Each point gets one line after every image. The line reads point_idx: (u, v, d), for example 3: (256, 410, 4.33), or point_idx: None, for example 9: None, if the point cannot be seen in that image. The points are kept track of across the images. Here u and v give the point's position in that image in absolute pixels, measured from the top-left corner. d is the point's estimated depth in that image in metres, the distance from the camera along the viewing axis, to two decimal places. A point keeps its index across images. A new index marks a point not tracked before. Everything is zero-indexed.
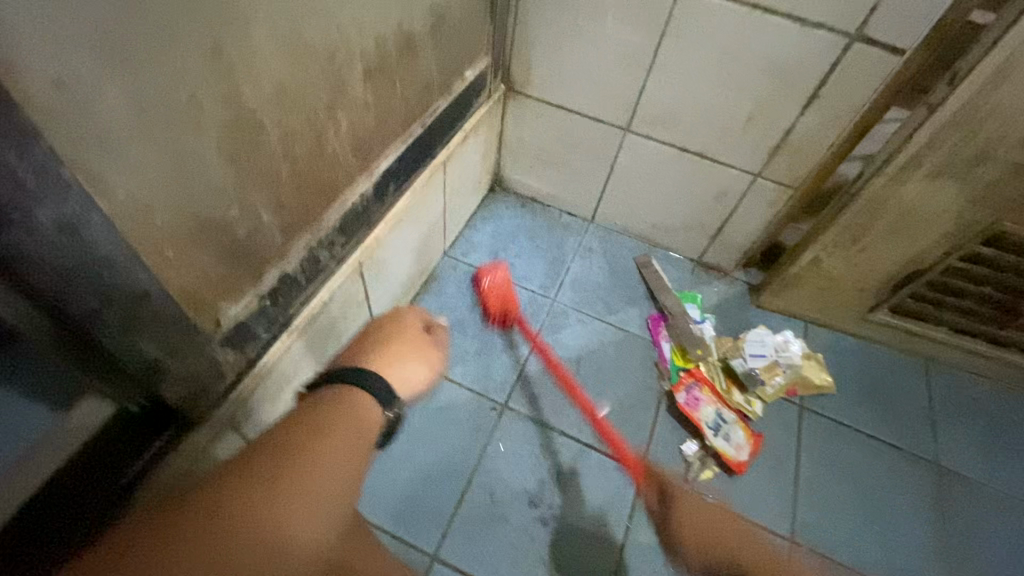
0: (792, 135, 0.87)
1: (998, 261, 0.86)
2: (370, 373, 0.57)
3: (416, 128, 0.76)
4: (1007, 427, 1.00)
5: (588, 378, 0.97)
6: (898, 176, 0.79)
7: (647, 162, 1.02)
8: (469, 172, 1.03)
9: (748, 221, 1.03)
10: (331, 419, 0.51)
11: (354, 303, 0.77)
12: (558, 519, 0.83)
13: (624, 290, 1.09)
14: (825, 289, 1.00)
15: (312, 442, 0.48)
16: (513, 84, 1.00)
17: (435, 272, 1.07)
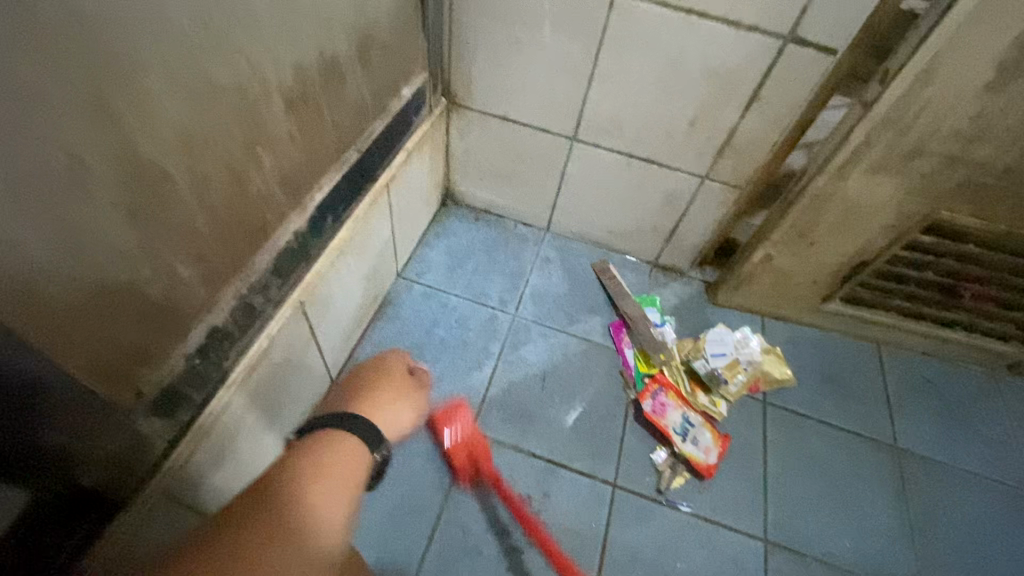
0: (736, 137, 0.87)
1: (937, 248, 0.89)
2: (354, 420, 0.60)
3: (351, 154, 0.72)
4: (956, 402, 1.04)
5: (555, 393, 0.95)
6: (840, 173, 0.80)
7: (596, 169, 1.01)
8: (416, 190, 1.00)
9: (700, 221, 1.03)
10: (330, 464, 0.53)
11: (300, 344, 0.72)
12: (533, 546, 0.81)
13: (585, 298, 1.08)
14: (778, 284, 1.02)
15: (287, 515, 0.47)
16: (455, 98, 0.97)
17: (388, 296, 1.03)
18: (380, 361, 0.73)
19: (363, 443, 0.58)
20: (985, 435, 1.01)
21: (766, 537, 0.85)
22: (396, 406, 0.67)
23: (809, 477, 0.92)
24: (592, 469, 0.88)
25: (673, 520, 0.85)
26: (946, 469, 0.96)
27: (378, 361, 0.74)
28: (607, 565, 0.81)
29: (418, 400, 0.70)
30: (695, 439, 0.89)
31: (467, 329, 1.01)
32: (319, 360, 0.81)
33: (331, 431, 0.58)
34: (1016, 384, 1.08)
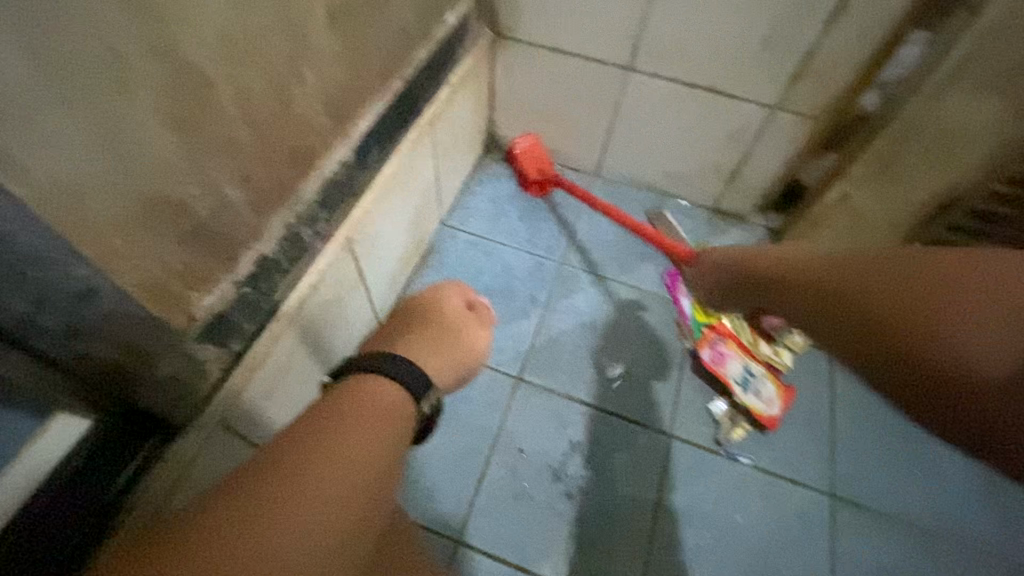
0: (814, 59, 0.78)
1: None
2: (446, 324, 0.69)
3: (395, 82, 0.69)
4: None
5: (606, 342, 0.91)
6: (937, 94, 0.71)
7: (651, 104, 0.93)
8: (460, 132, 0.95)
9: (765, 159, 0.95)
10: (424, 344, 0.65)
11: (348, 283, 0.71)
12: (582, 493, 0.78)
13: (637, 246, 1.03)
14: (854, 228, 0.93)
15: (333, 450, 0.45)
16: (500, 28, 0.91)
17: (434, 243, 1.00)
18: (435, 295, 0.72)
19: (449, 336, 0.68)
20: None
21: (832, 493, 0.80)
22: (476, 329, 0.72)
23: (880, 434, 0.85)
24: (644, 417, 0.85)
25: (732, 472, 0.81)
26: None
27: (432, 297, 0.72)
28: (659, 514, 0.78)
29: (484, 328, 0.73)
30: (757, 390, 0.83)
31: (515, 277, 0.98)
32: (366, 302, 0.80)
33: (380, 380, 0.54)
34: None
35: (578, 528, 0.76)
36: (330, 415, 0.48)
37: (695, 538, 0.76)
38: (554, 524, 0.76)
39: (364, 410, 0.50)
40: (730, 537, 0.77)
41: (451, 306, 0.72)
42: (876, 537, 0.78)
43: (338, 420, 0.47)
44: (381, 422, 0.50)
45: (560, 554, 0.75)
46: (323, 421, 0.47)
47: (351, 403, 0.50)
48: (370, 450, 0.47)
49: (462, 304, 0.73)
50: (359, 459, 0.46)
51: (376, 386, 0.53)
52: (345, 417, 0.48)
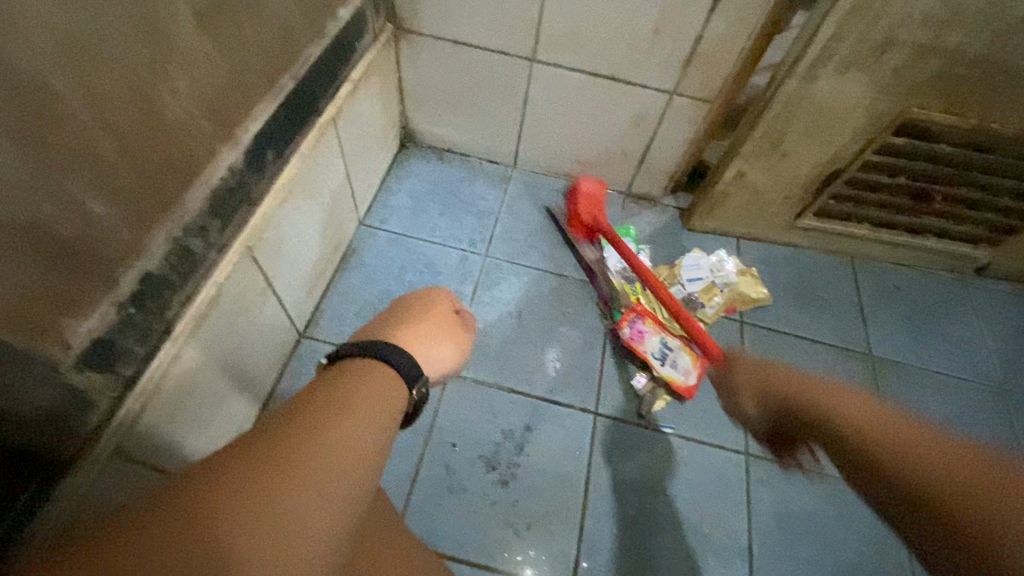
0: (701, 45, 0.82)
1: (911, 150, 0.86)
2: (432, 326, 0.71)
3: (286, 82, 0.66)
4: (927, 309, 1.06)
5: (532, 330, 0.93)
6: (809, 75, 0.76)
7: (558, 93, 0.95)
8: (370, 129, 0.94)
9: (669, 142, 0.99)
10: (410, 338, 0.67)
11: (254, 293, 0.68)
12: (516, 479, 0.79)
13: (557, 233, 1.05)
14: (752, 203, 0.99)
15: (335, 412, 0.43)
16: (400, 21, 0.90)
17: (352, 245, 0.98)
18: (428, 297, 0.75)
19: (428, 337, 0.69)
20: (955, 338, 1.03)
21: (746, 450, 0.85)
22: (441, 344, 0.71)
23: None
24: (570, 399, 0.87)
25: (655, 441, 0.84)
26: (916, 373, 0.98)
27: (425, 297, 0.76)
28: (591, 491, 0.79)
29: (452, 341, 0.73)
30: (674, 362, 0.87)
31: (438, 273, 0.97)
32: (279, 311, 0.77)
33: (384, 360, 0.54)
34: (982, 287, 1.10)
35: (514, 513, 0.77)
36: (325, 399, 0.44)
37: (626, 509, 0.79)
38: (490, 512, 0.76)
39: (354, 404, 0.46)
40: (659, 505, 0.79)
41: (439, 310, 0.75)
42: (788, 487, 0.83)
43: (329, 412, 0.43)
44: (371, 420, 0.45)
45: (498, 540, 0.75)
46: (320, 402, 0.44)
47: (342, 386, 0.47)
48: (358, 444, 0.42)
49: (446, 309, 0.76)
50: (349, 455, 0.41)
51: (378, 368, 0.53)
52: (331, 411, 0.43)
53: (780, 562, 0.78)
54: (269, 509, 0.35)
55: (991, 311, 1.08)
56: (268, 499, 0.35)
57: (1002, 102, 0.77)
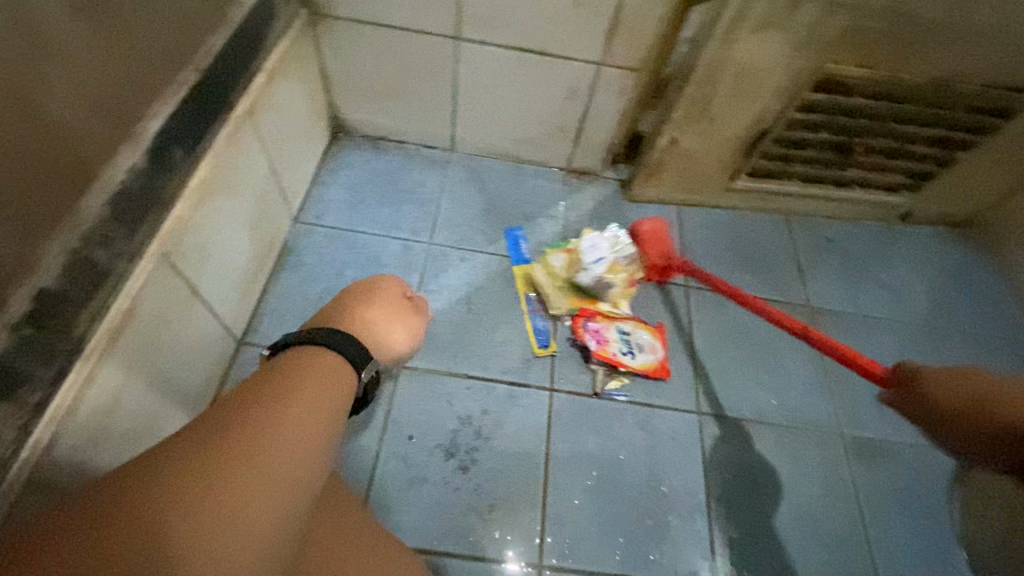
0: (623, 13, 0.82)
1: (830, 105, 0.88)
2: (382, 309, 0.70)
3: (186, 73, 0.62)
4: (858, 258, 1.11)
5: (483, 314, 0.92)
6: (728, 36, 0.77)
7: (488, 72, 0.94)
8: (294, 121, 0.89)
9: (602, 114, 0.99)
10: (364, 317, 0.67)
11: (176, 302, 0.64)
12: (476, 464, 0.78)
13: (501, 215, 1.04)
14: (688, 169, 1.01)
15: (273, 396, 0.41)
16: (314, 5, 0.85)
17: (288, 244, 0.94)
18: (379, 285, 0.72)
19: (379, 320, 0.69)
20: (886, 283, 1.09)
21: (699, 410, 0.88)
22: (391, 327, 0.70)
23: (735, 350, 0.95)
24: (525, 378, 0.86)
25: (611, 411, 0.85)
26: (852, 319, 1.03)
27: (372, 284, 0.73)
28: (552, 467, 0.80)
29: (409, 325, 0.72)
30: (640, 346, 0.90)
31: (382, 265, 0.94)
32: (211, 319, 0.73)
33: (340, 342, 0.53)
34: (907, 232, 1.16)
35: (479, 498, 0.76)
36: (265, 387, 0.42)
37: (588, 480, 0.79)
38: (454, 500, 0.76)
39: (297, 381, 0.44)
40: (620, 472, 0.81)
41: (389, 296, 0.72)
42: (743, 440, 0.86)
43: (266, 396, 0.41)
44: (316, 401, 0.43)
45: (464, 526, 0.74)
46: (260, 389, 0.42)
47: (284, 373, 0.45)
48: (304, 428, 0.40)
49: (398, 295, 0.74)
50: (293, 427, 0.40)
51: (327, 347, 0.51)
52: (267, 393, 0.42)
53: (740, 513, 0.81)
54: (215, 501, 0.33)
55: (916, 254, 1.14)
56: (210, 483, 0.33)
57: (907, 52, 0.80)
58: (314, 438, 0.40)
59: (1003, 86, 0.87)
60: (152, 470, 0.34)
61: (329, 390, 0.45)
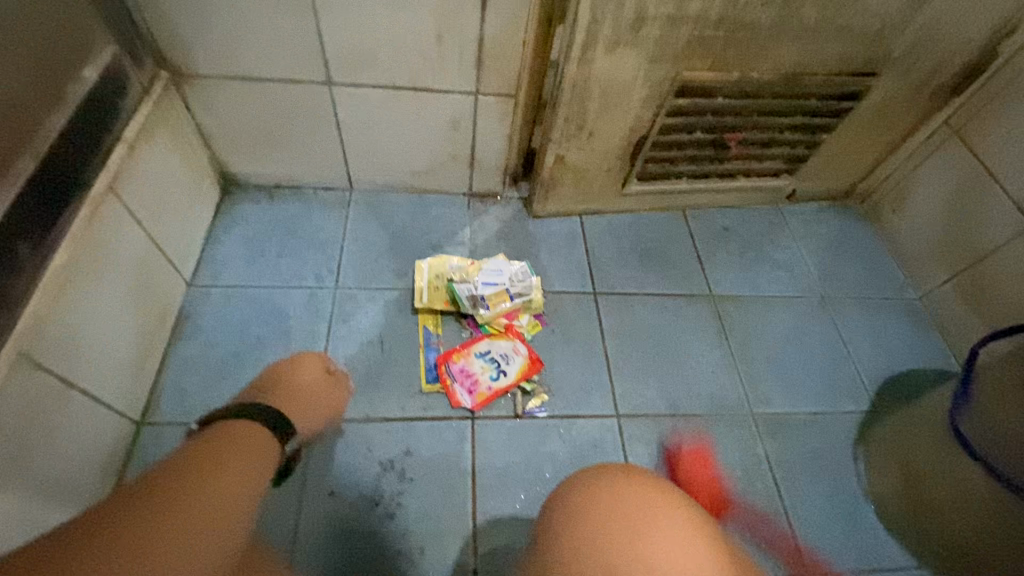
0: (486, 44, 0.84)
1: (696, 108, 0.94)
2: (307, 390, 0.71)
3: (26, 162, 0.61)
4: (753, 242, 1.18)
5: (397, 352, 0.91)
6: (585, 58, 0.81)
7: (368, 112, 0.94)
8: (172, 184, 0.86)
9: (490, 139, 1.01)
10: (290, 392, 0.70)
11: (48, 400, 0.61)
12: (402, 507, 0.78)
13: (407, 249, 1.04)
14: (580, 181, 1.04)
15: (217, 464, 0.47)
16: (175, 66, 0.83)
17: (184, 310, 0.91)
18: (299, 364, 0.73)
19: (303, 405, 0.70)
20: (780, 261, 1.16)
21: (617, 413, 0.91)
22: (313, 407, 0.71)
23: (646, 350, 0.99)
24: (445, 411, 0.86)
25: (533, 430, 0.87)
26: (754, 301, 1.09)
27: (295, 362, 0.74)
28: (478, 496, 0.80)
29: (329, 402, 0.73)
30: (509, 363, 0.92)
31: (287, 318, 0.92)
32: (98, 406, 0.70)
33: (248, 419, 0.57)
34: (795, 211, 1.25)
35: (408, 541, 0.76)
36: (209, 453, 0.48)
37: (516, 502, 0.80)
38: (382, 548, 0.75)
39: (244, 451, 0.51)
40: (546, 489, 0.82)
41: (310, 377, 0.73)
42: (660, 435, 0.90)
43: (215, 456, 0.48)
44: (250, 471, 0.49)
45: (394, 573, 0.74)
46: (206, 456, 0.47)
47: (225, 443, 0.51)
48: (242, 492, 0.46)
49: (322, 373, 0.74)
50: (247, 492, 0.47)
51: (239, 425, 0.55)
52: (226, 460, 0.48)
53: None
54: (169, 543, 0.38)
55: (805, 230, 1.22)
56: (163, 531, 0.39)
57: (752, 53, 0.86)
58: (247, 497, 0.46)
59: (848, 72, 0.94)
60: (112, 516, 0.38)
61: (260, 465, 0.51)
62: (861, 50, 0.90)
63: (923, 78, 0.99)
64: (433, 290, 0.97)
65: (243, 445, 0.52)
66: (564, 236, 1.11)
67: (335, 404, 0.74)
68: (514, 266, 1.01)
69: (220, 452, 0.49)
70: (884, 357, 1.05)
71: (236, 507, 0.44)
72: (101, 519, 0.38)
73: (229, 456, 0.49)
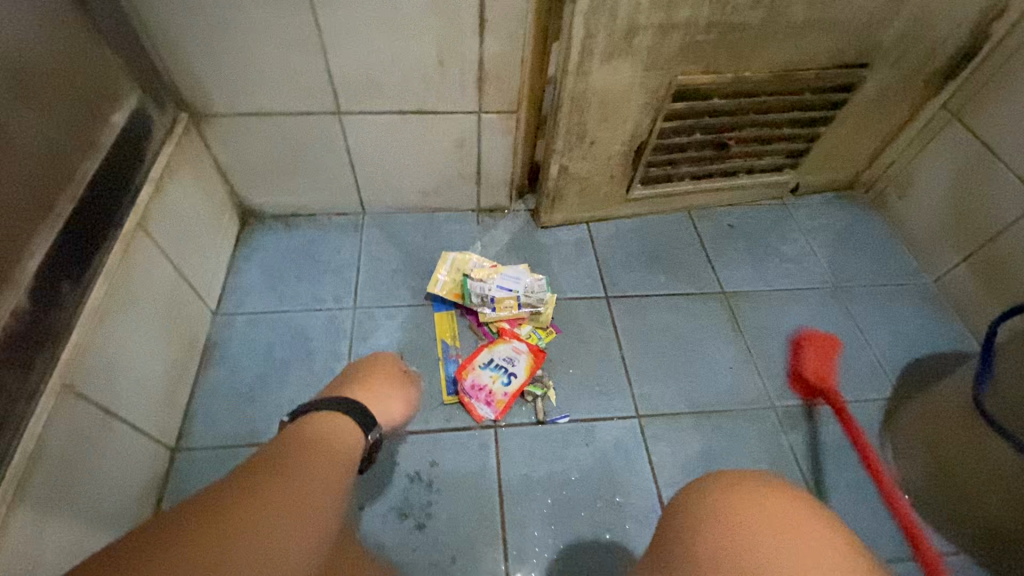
0: (486, 64, 0.88)
1: (693, 111, 0.96)
2: (384, 388, 0.72)
3: (62, 206, 0.65)
4: (760, 237, 1.19)
5: (418, 367, 0.93)
6: (581, 71, 0.84)
7: (377, 137, 0.97)
8: (196, 219, 0.90)
9: (495, 155, 1.04)
10: (371, 386, 0.71)
11: (92, 428, 0.64)
12: (432, 517, 0.79)
13: (421, 266, 1.07)
14: (585, 189, 1.07)
15: (306, 457, 0.49)
16: (194, 107, 0.88)
17: (211, 338, 0.94)
18: (374, 361, 0.76)
19: (377, 401, 0.71)
20: (788, 255, 1.16)
21: (637, 413, 0.92)
22: (388, 399, 0.72)
23: (661, 349, 1.00)
24: (468, 421, 0.88)
25: (556, 435, 0.88)
26: (766, 295, 1.10)
27: (371, 362, 0.77)
28: (506, 503, 0.81)
29: (405, 396, 0.75)
30: (513, 372, 0.91)
31: (309, 340, 0.95)
32: (137, 433, 0.73)
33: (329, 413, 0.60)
34: (800, 204, 1.26)
35: (440, 550, 0.77)
36: (298, 446, 0.51)
37: (543, 506, 0.81)
38: (415, 558, 0.76)
39: (319, 457, 0.50)
40: (573, 492, 0.83)
41: (386, 373, 0.75)
42: (681, 433, 0.90)
43: (297, 458, 0.49)
44: (335, 463, 0.51)
45: None
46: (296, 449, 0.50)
47: (313, 439, 0.53)
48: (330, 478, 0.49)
49: (395, 370, 0.76)
50: (314, 498, 0.45)
51: (313, 429, 0.56)
52: (316, 452, 0.51)
53: None
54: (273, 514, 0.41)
55: (811, 223, 1.23)
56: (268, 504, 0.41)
57: (743, 54, 0.88)
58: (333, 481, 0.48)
59: (840, 65, 0.96)
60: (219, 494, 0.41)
61: (345, 457, 0.53)
62: (851, 42, 0.92)
63: (917, 65, 1.01)
64: (448, 279, 1.01)
65: (323, 442, 0.53)
66: (572, 244, 1.13)
67: (411, 399, 0.76)
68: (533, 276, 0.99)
69: (310, 446, 0.52)
70: (902, 342, 1.05)
71: (326, 489, 0.47)
72: (210, 496, 0.41)
73: (315, 447, 0.52)
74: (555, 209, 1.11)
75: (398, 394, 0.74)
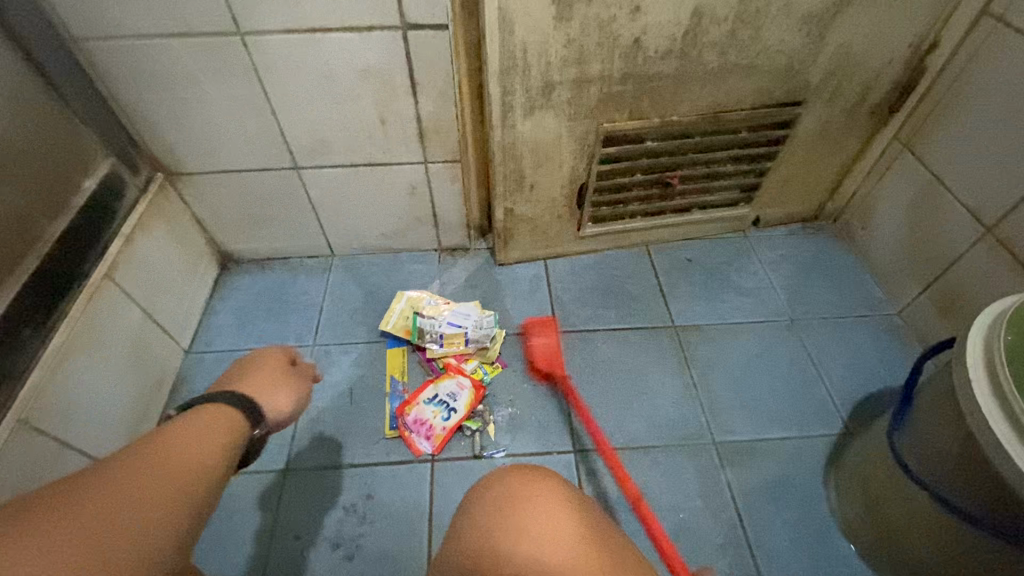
0: (424, 120, 0.95)
1: (627, 154, 1.00)
2: (272, 383, 0.73)
3: (30, 262, 0.76)
4: (717, 271, 1.20)
5: (366, 402, 0.99)
6: (507, 123, 0.90)
7: (334, 187, 1.06)
8: (169, 267, 1.00)
9: (446, 200, 1.11)
10: (254, 380, 0.72)
11: (47, 458, 0.72)
12: (361, 548, 0.83)
13: (380, 306, 1.13)
14: (534, 229, 1.12)
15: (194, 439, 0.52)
16: (167, 167, 0.98)
17: (182, 374, 1.02)
18: (261, 356, 0.76)
19: (262, 391, 0.71)
20: (745, 288, 1.17)
21: (574, 448, 0.93)
22: (276, 390, 0.72)
23: (605, 384, 1.02)
24: (407, 454, 0.92)
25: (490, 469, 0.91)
26: (719, 329, 1.10)
27: (259, 357, 0.77)
28: (434, 535, 0.84)
29: (294, 386, 0.75)
30: (453, 405, 0.95)
31: None
32: (95, 463, 0.81)
33: (194, 407, 0.60)
34: (761, 236, 1.27)
35: None
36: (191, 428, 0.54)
37: None
38: None
39: (206, 438, 0.53)
40: None
41: (275, 368, 0.76)
42: (615, 468, 0.91)
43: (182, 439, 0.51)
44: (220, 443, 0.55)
45: None
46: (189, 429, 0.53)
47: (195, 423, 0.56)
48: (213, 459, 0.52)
49: (283, 365, 0.77)
50: (194, 479, 0.48)
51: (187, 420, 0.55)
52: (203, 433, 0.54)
53: None
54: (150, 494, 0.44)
55: (772, 255, 1.23)
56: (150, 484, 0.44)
57: (665, 100, 0.93)
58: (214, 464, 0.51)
59: (769, 105, 0.99)
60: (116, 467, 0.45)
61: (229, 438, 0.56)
62: (776, 83, 0.95)
63: (855, 99, 1.02)
64: (402, 316, 1.08)
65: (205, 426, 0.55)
66: (528, 280, 1.17)
67: (303, 389, 0.76)
68: (483, 315, 1.07)
69: (204, 430, 0.54)
70: (859, 376, 1.03)
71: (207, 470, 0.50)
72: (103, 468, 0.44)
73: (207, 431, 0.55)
74: (509, 248, 1.16)
75: (291, 385, 0.75)
